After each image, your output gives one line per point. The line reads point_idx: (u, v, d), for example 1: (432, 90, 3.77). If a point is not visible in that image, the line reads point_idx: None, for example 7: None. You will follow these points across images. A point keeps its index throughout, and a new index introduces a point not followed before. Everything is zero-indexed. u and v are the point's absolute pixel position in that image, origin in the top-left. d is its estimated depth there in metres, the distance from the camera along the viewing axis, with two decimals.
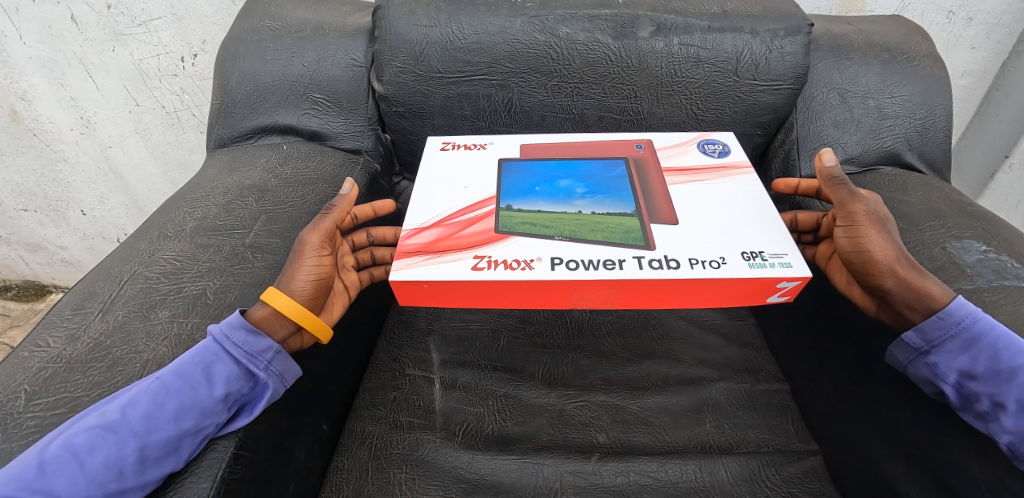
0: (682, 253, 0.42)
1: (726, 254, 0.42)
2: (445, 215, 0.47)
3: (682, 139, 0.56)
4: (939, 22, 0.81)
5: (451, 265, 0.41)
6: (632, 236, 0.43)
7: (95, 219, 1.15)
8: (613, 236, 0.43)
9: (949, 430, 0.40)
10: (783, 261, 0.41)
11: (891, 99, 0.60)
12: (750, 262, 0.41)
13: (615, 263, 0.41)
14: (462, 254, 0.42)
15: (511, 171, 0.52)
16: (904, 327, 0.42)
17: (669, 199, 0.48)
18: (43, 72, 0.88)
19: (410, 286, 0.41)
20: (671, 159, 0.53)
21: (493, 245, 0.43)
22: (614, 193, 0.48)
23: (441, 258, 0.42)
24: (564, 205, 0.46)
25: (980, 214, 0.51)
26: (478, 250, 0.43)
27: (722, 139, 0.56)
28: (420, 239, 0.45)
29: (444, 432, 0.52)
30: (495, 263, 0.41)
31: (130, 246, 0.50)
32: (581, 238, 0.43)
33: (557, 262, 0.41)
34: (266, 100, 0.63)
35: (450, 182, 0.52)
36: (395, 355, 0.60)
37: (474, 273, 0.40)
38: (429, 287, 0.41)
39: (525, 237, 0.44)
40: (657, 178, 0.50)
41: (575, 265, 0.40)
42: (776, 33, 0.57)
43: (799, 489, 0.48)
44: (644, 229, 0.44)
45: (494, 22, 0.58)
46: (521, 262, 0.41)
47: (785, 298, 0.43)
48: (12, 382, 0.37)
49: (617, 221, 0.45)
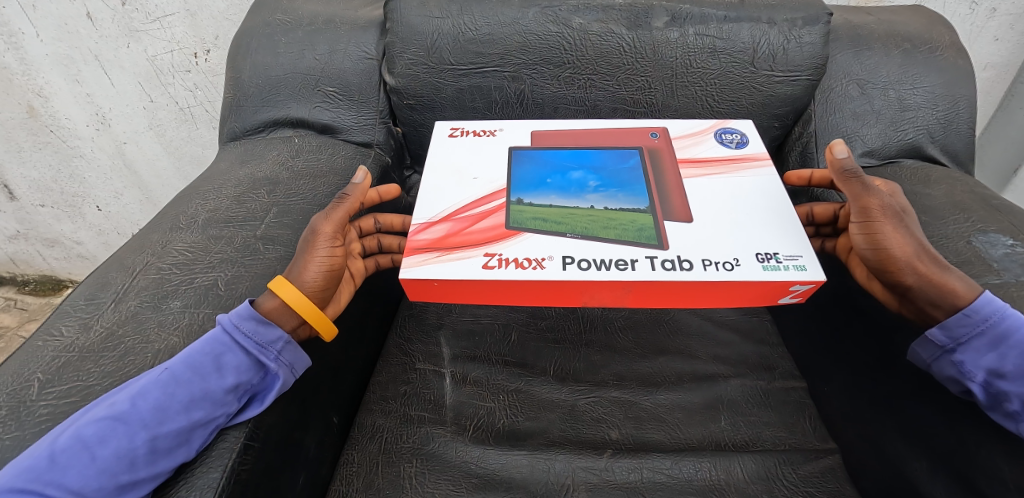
0: (696, 253, 0.41)
1: (740, 256, 0.41)
2: (453, 210, 0.47)
3: (699, 126, 0.55)
4: (961, 12, 0.79)
5: (462, 263, 0.41)
6: (645, 234, 0.42)
7: (110, 215, 1.17)
8: (627, 235, 0.42)
9: (975, 428, 0.38)
10: (799, 264, 0.40)
11: (913, 90, 0.59)
12: (763, 264, 0.40)
13: (627, 263, 0.40)
14: (472, 252, 0.42)
15: (521, 161, 0.51)
16: (927, 324, 0.40)
17: (683, 194, 0.47)
18: (59, 69, 0.90)
19: (419, 286, 0.41)
20: (687, 149, 0.52)
21: (504, 243, 0.42)
22: (627, 188, 0.47)
23: (451, 256, 0.42)
24: (576, 200, 0.45)
25: (1006, 207, 0.49)
26: (488, 248, 0.42)
27: (740, 127, 0.54)
28: (430, 234, 0.44)
29: (455, 427, 0.52)
30: (506, 262, 0.41)
31: (142, 237, 0.50)
32: (593, 236, 0.42)
33: (568, 261, 0.40)
34: (278, 94, 0.63)
35: (460, 172, 0.51)
36: (405, 349, 0.60)
37: (484, 272, 0.40)
38: (440, 285, 0.41)
39: (535, 234, 0.43)
40: (672, 169, 0.49)
41: (586, 265, 0.40)
42: (794, 22, 0.55)
43: (816, 489, 0.47)
44: (658, 228, 0.43)
45: (506, 13, 0.57)
46: (532, 261, 0.40)
47: (796, 300, 0.42)
48: (25, 371, 0.37)
49: (630, 218, 0.44)
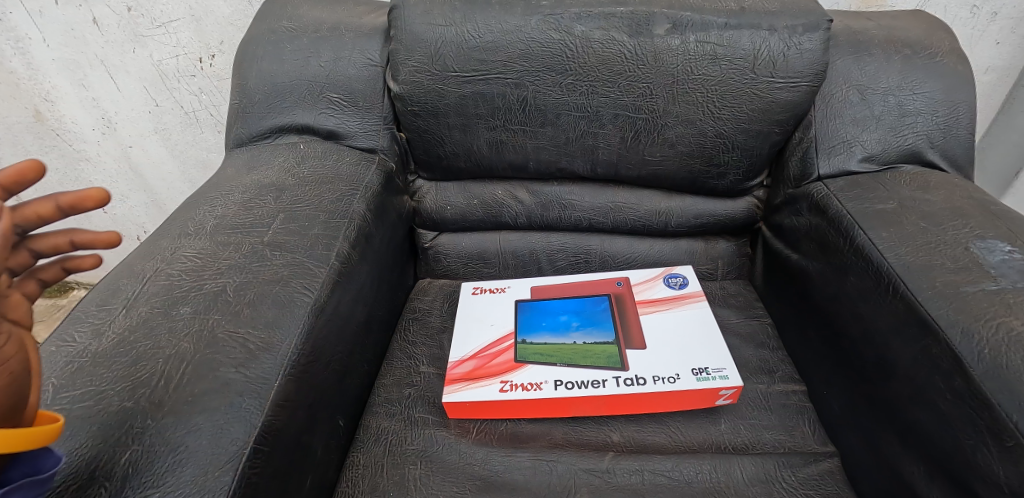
0: (649, 372, 0.54)
1: (680, 371, 0.54)
2: (477, 349, 0.59)
3: (650, 274, 0.69)
4: (962, 16, 0.79)
5: (483, 390, 0.53)
6: (611, 358, 0.55)
7: (115, 217, 1.17)
8: (599, 361, 0.55)
9: (970, 431, 0.37)
10: (722, 374, 0.53)
11: (913, 96, 0.59)
12: (697, 377, 0.53)
13: (599, 382, 0.53)
14: (491, 381, 0.54)
15: (526, 309, 0.64)
16: (917, 327, 0.42)
17: (639, 327, 0.60)
18: (65, 74, 0.91)
19: (456, 407, 0.53)
20: (644, 292, 0.66)
21: (513, 372, 0.55)
22: (599, 325, 0.59)
23: (476, 384, 0.54)
24: (564, 336, 0.58)
25: (1004, 213, 0.50)
26: (502, 376, 0.55)
27: (683, 272, 0.69)
28: (461, 369, 0.57)
29: (459, 429, 0.53)
30: (515, 385, 0.53)
31: (152, 243, 0.51)
32: (576, 364, 0.55)
33: (559, 383, 0.53)
34: (283, 100, 0.64)
35: (480, 320, 0.64)
36: (410, 352, 0.63)
37: (501, 394, 0.52)
38: (471, 406, 0.53)
39: (537, 365, 0.55)
40: (632, 311, 0.62)
41: (571, 385, 0.53)
42: (795, 29, 0.56)
43: (815, 491, 0.47)
44: (621, 353, 0.56)
45: (509, 20, 0.58)
46: (534, 384, 0.53)
47: (730, 401, 0.53)
48: (40, 376, 0.38)
49: (601, 348, 0.56)
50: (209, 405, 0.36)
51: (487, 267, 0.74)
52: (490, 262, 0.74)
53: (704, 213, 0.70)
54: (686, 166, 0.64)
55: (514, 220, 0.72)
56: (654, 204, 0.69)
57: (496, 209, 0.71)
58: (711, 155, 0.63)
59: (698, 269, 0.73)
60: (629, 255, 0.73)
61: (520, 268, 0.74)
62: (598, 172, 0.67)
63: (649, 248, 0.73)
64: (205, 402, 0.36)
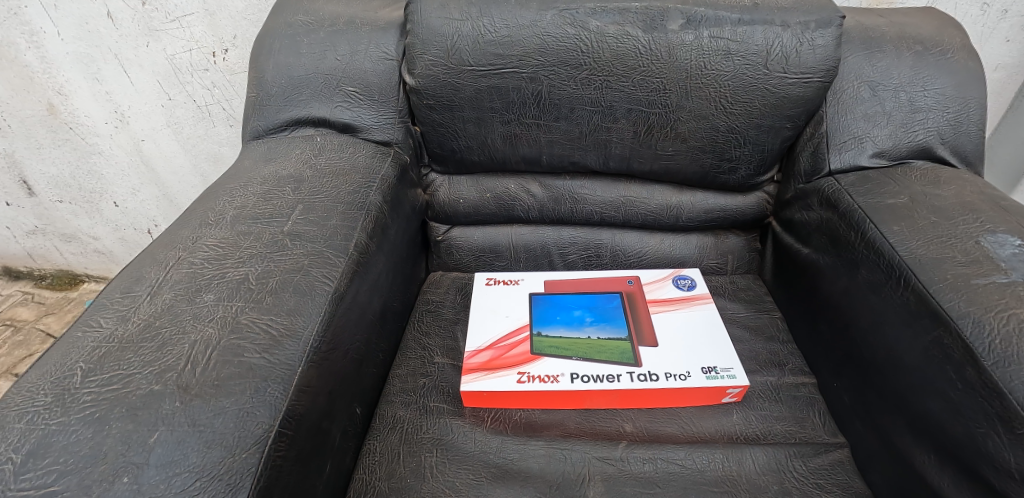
0: (660, 367, 0.55)
1: (691, 369, 0.55)
2: (494, 339, 0.60)
3: (660, 274, 0.70)
4: (972, 14, 0.80)
5: (502, 380, 0.55)
6: (624, 355, 0.56)
7: (126, 211, 1.18)
8: (612, 355, 0.56)
9: (983, 420, 0.38)
10: (730, 373, 0.55)
11: (924, 92, 0.60)
12: (707, 375, 0.54)
13: (614, 377, 0.54)
14: (508, 371, 0.56)
15: (541, 301, 0.65)
16: (925, 320, 0.43)
17: (651, 325, 0.61)
18: (79, 68, 0.92)
19: (474, 395, 0.54)
20: (654, 291, 0.67)
21: (530, 364, 0.56)
22: (612, 321, 0.61)
23: (494, 374, 0.55)
24: (580, 331, 0.59)
25: (1014, 208, 0.50)
26: (520, 367, 0.56)
27: (690, 274, 0.70)
28: (478, 358, 0.58)
29: (474, 418, 0.54)
30: (533, 377, 0.54)
31: (173, 232, 0.52)
32: (591, 359, 0.56)
33: (575, 376, 0.54)
34: (301, 93, 0.65)
35: (495, 311, 0.65)
36: (423, 344, 0.64)
37: (518, 385, 0.54)
38: (489, 396, 0.54)
39: (553, 358, 0.57)
40: (643, 308, 0.63)
41: (587, 378, 0.54)
42: (807, 25, 0.56)
43: (825, 480, 0.48)
44: (634, 350, 0.57)
45: (525, 15, 0.58)
46: (550, 376, 0.54)
47: (735, 399, 0.55)
48: (68, 360, 0.38)
49: (614, 345, 0.58)
50: (234, 389, 0.37)
51: (499, 259, 0.75)
52: (502, 255, 0.75)
53: (714, 208, 0.70)
54: (697, 161, 0.65)
55: (526, 213, 0.73)
56: (665, 199, 0.70)
57: (509, 203, 0.72)
58: (723, 151, 0.63)
59: (708, 263, 0.74)
60: (640, 249, 0.74)
61: (531, 261, 0.75)
62: (610, 166, 0.68)
63: (659, 242, 0.73)
64: (231, 386, 0.37)
